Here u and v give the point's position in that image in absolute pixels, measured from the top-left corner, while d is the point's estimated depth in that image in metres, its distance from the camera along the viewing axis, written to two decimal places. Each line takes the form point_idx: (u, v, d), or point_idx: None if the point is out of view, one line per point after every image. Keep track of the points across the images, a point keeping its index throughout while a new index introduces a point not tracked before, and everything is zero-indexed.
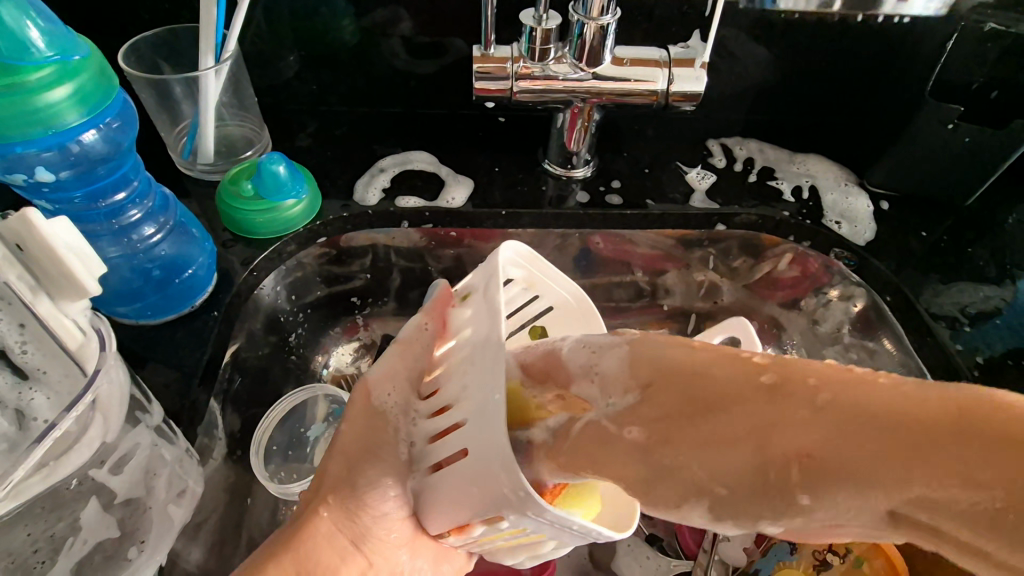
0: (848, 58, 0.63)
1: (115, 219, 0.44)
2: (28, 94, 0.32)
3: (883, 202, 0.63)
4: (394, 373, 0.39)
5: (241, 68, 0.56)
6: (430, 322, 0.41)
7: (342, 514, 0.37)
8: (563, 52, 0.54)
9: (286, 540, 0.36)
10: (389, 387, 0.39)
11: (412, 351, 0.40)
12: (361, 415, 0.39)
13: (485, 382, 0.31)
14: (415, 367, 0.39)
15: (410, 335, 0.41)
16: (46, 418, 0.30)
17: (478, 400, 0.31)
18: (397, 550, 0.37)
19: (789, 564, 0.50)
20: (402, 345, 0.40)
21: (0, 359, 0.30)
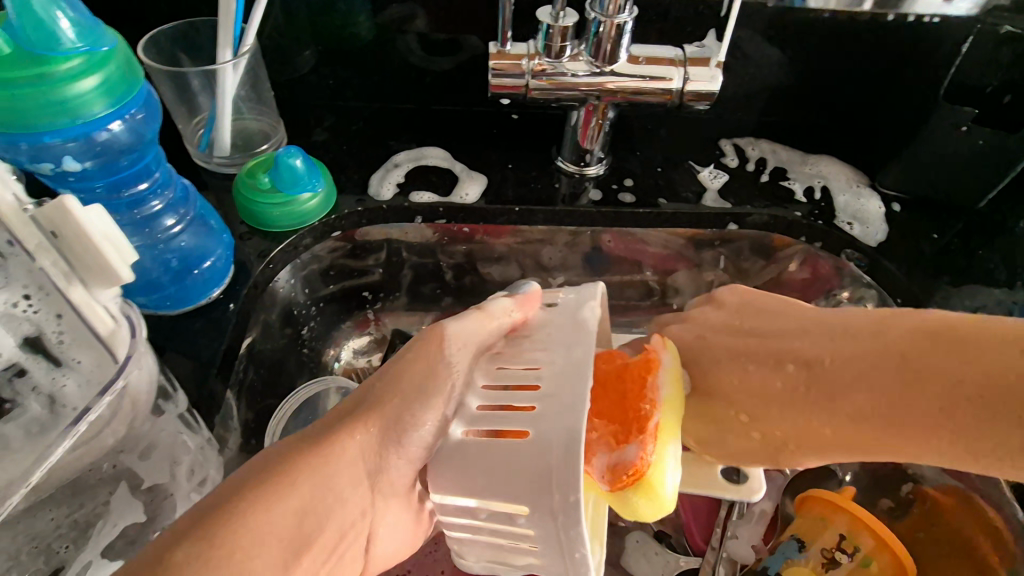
0: (862, 60, 0.63)
1: (136, 209, 0.45)
2: (58, 84, 0.33)
3: (894, 204, 0.63)
4: (470, 339, 0.38)
5: (259, 62, 0.57)
6: (516, 306, 0.40)
7: (373, 443, 0.35)
8: (579, 50, 0.54)
9: (314, 446, 0.33)
10: (458, 347, 0.37)
11: (491, 327, 0.39)
12: (426, 355, 0.37)
13: (575, 385, 0.32)
14: (482, 339, 0.38)
15: (493, 307, 0.39)
16: (76, 405, 0.31)
17: (559, 400, 0.32)
18: (391, 499, 0.37)
19: (797, 561, 0.50)
20: (483, 314, 0.39)
21: (36, 346, 0.30)
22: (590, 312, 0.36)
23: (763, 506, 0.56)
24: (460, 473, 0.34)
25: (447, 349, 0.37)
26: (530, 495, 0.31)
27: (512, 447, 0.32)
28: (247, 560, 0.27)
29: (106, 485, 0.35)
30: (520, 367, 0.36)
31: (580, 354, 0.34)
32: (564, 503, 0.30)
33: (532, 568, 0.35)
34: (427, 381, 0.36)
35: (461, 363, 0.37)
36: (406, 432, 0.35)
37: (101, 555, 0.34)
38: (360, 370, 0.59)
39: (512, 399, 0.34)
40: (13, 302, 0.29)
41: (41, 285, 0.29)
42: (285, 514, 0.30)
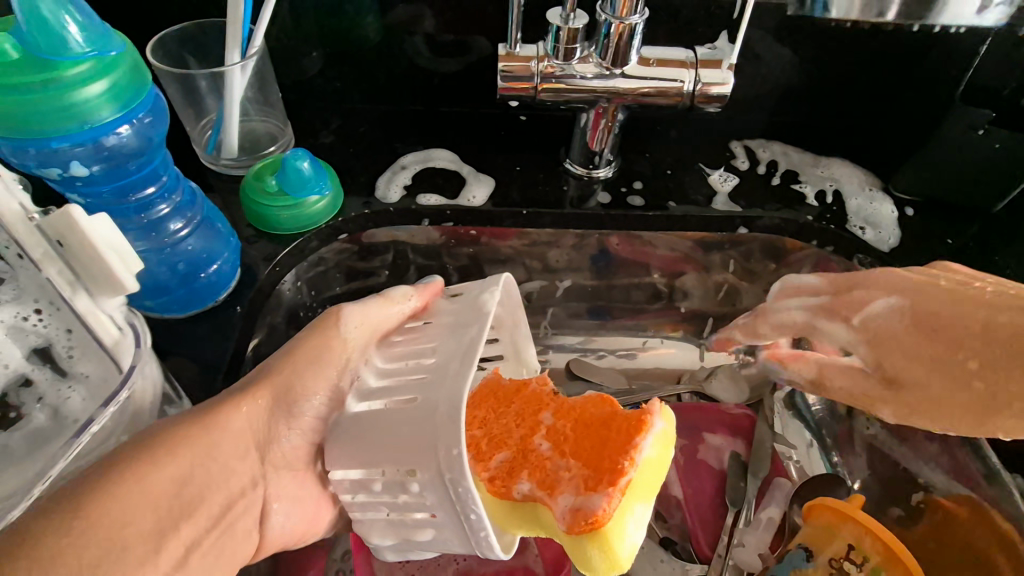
0: (875, 63, 0.62)
1: (144, 214, 0.45)
2: (67, 89, 0.33)
3: (907, 208, 0.62)
4: (369, 320, 0.40)
5: (266, 64, 0.56)
6: (416, 293, 0.43)
7: (262, 412, 0.36)
8: (589, 52, 0.53)
9: (203, 415, 0.33)
10: (358, 323, 0.40)
11: (390, 311, 0.41)
12: (321, 332, 0.39)
13: (465, 353, 0.34)
14: (380, 322, 0.41)
15: (395, 294, 0.42)
16: (78, 418, 0.31)
17: (449, 370, 0.33)
18: (283, 473, 0.37)
19: (803, 570, 0.49)
20: (384, 300, 0.42)
21: (46, 360, 0.31)
22: (490, 296, 0.38)
23: (770, 512, 0.55)
24: (354, 445, 0.35)
25: (344, 324, 0.39)
26: (417, 457, 0.31)
27: (403, 410, 0.33)
28: (121, 523, 0.27)
29: None
30: (416, 347, 0.38)
31: (473, 331, 0.35)
32: (451, 461, 0.30)
33: (432, 540, 0.36)
34: (325, 355, 0.38)
35: (360, 343, 0.40)
36: (302, 400, 0.37)
37: None
38: None
39: (405, 375, 0.36)
40: (24, 316, 0.30)
41: (51, 300, 0.29)
42: (168, 480, 0.30)
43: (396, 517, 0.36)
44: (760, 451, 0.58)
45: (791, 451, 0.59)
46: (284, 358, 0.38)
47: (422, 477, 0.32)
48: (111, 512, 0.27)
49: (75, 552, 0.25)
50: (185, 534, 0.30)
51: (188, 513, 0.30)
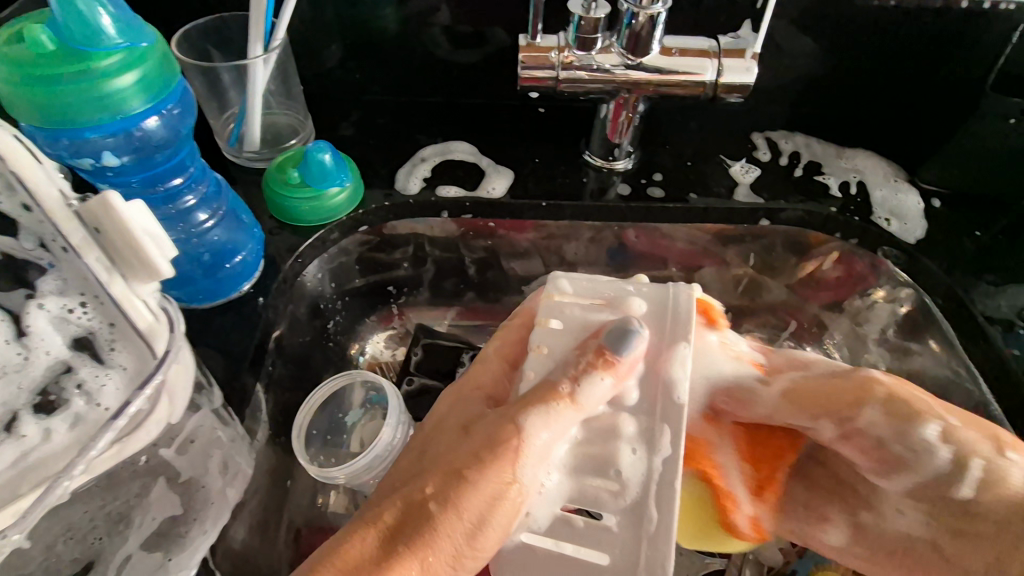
0: (903, 51, 0.60)
1: (171, 204, 0.46)
2: (99, 80, 0.33)
3: (934, 200, 0.61)
4: (552, 433, 0.33)
5: (288, 56, 0.57)
6: (609, 380, 0.33)
7: None
8: (610, 43, 0.53)
9: None
10: (544, 442, 0.33)
11: (570, 415, 0.33)
12: (497, 474, 0.33)
13: (661, 485, 0.32)
14: (562, 425, 0.33)
15: (579, 384, 0.33)
16: (109, 406, 0.31)
17: (649, 516, 0.32)
18: None
19: (827, 565, 0.50)
20: (569, 404, 0.33)
21: (91, 351, 0.32)
22: (680, 368, 0.33)
23: None
24: (526, 570, 0.35)
25: (525, 463, 0.33)
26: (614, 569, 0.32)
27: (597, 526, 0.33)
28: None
29: (141, 478, 0.36)
30: (607, 452, 0.33)
31: (676, 421, 0.33)
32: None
33: None
34: (497, 505, 0.33)
35: (536, 459, 0.34)
36: (479, 540, 0.33)
37: (140, 548, 0.36)
38: (386, 364, 0.59)
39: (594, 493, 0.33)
40: (69, 309, 0.31)
41: (95, 293, 0.30)
42: None
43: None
44: None
45: None
46: (455, 491, 0.33)
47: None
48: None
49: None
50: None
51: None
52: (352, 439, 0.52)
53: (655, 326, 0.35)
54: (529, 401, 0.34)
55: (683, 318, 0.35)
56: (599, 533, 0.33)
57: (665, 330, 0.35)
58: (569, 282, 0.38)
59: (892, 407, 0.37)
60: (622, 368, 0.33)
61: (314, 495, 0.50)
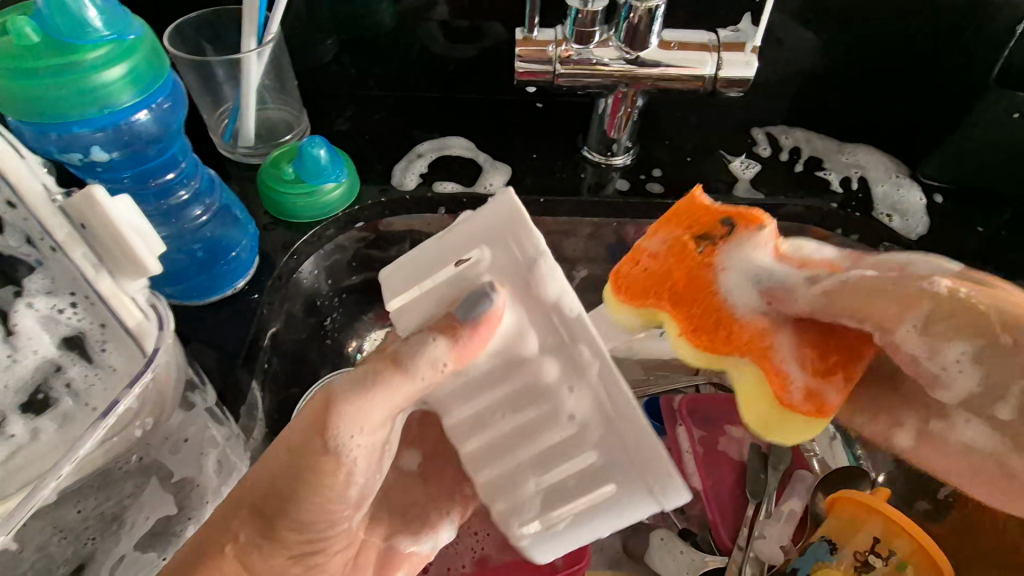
0: (904, 45, 0.60)
1: (163, 200, 0.45)
2: (88, 73, 0.33)
3: (937, 195, 0.61)
4: (370, 406, 0.29)
5: (282, 51, 0.56)
6: (449, 341, 0.28)
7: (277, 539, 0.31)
8: (609, 35, 0.52)
9: None
10: (354, 426, 0.29)
11: (409, 384, 0.29)
12: (314, 442, 0.29)
13: (612, 401, 0.29)
14: (398, 392, 0.29)
15: (411, 348, 0.29)
16: (96, 407, 0.31)
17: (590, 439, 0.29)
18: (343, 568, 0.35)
19: (828, 564, 0.49)
20: (399, 373, 0.29)
21: (81, 349, 0.31)
22: (553, 285, 0.29)
23: (792, 506, 0.53)
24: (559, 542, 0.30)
25: (342, 430, 0.29)
26: (620, 484, 0.29)
27: (568, 448, 0.29)
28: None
29: (135, 478, 0.36)
30: (494, 396, 0.30)
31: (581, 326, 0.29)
32: (655, 473, 0.28)
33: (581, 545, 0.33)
34: (329, 473, 0.30)
35: (375, 428, 0.30)
36: (300, 510, 0.31)
37: (134, 548, 0.36)
38: None
39: (536, 430, 0.30)
40: (59, 308, 0.31)
41: (85, 294, 0.30)
42: None
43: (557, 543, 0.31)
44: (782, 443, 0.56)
45: (813, 446, 0.58)
46: (301, 466, 0.30)
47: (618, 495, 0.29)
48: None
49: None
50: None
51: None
52: None
53: (492, 255, 0.30)
54: (355, 372, 0.29)
55: (524, 228, 0.29)
56: (584, 482, 0.29)
57: (506, 266, 0.30)
58: (391, 271, 0.32)
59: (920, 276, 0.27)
60: (463, 332, 0.28)
61: None
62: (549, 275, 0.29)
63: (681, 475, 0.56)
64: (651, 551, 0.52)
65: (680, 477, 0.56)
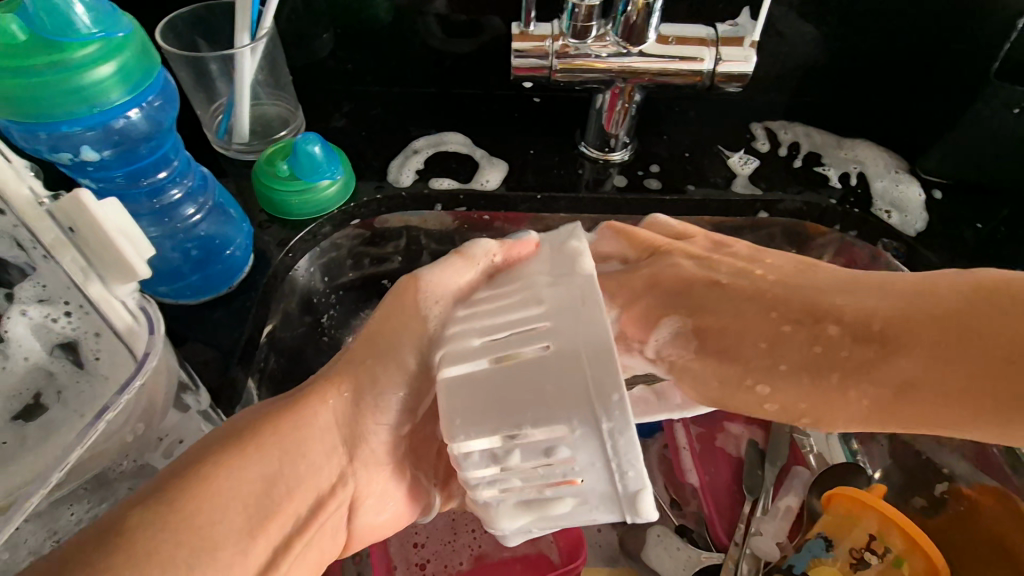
0: (904, 39, 0.59)
1: (156, 199, 0.45)
2: (75, 72, 0.32)
3: (936, 190, 0.60)
4: (446, 282, 0.36)
5: (276, 46, 0.55)
6: (500, 252, 0.38)
7: (349, 406, 0.34)
8: (605, 30, 0.51)
9: (287, 410, 0.32)
10: (436, 297, 0.36)
11: (473, 271, 0.37)
12: (404, 305, 0.36)
13: (585, 289, 0.30)
14: (458, 282, 0.37)
15: (475, 251, 0.38)
16: (82, 412, 0.31)
17: (577, 311, 0.30)
18: (372, 472, 0.35)
19: (823, 560, 0.49)
20: (465, 260, 0.37)
21: (74, 353, 0.31)
22: (578, 240, 0.35)
23: (788, 501, 0.54)
24: (480, 402, 0.29)
25: (424, 299, 0.36)
26: (560, 345, 0.29)
27: (534, 370, 0.28)
28: (213, 521, 0.28)
29: (126, 481, 0.35)
30: (494, 302, 0.34)
31: (585, 278, 0.31)
32: (605, 401, 0.27)
33: (571, 513, 0.30)
34: (407, 332, 0.35)
35: (448, 303, 0.36)
36: (380, 381, 0.35)
37: None
38: None
39: (511, 312, 0.32)
40: (53, 317, 0.31)
41: (79, 303, 0.30)
42: (253, 478, 0.30)
43: (533, 498, 0.30)
44: (778, 439, 0.57)
45: (810, 440, 0.58)
46: (394, 322, 0.36)
47: (572, 435, 0.27)
48: (198, 525, 0.27)
49: (164, 556, 0.26)
50: (270, 530, 0.30)
51: (292, 493, 0.31)
52: None
53: (547, 237, 0.37)
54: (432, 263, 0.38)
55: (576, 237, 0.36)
56: (526, 339, 0.30)
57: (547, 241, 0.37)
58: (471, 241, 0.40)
59: (608, 242, 0.42)
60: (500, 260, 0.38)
61: None
62: (584, 241, 0.35)
63: (679, 473, 0.57)
64: (647, 545, 0.52)
65: (679, 475, 0.57)
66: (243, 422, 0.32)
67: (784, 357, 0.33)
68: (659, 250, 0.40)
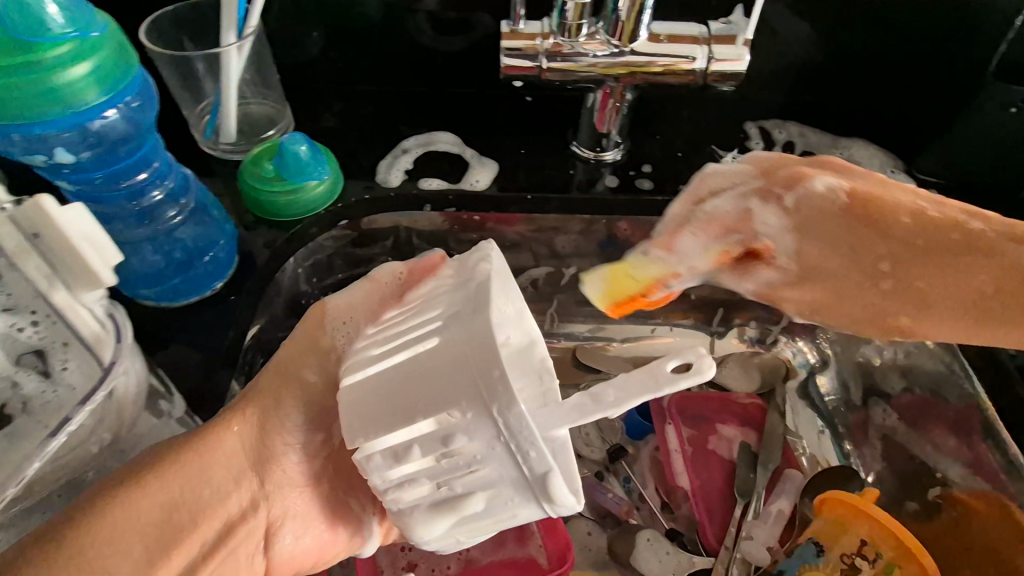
0: (902, 37, 0.58)
1: (135, 202, 0.44)
2: (49, 72, 0.32)
3: (932, 191, 0.59)
4: (351, 305, 0.40)
5: (263, 44, 0.55)
6: (406, 269, 0.40)
7: (254, 432, 0.36)
8: (596, 28, 0.51)
9: (182, 440, 0.34)
10: (344, 317, 0.40)
11: (380, 294, 0.40)
12: (308, 333, 0.39)
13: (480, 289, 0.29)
14: (373, 305, 0.40)
15: (382, 274, 0.40)
16: (49, 422, 0.30)
17: (462, 309, 0.29)
18: (286, 492, 0.37)
19: (813, 566, 0.49)
20: (371, 284, 0.40)
21: (42, 362, 0.31)
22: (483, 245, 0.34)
23: (780, 505, 0.53)
24: (378, 406, 0.29)
25: (331, 320, 0.39)
26: (449, 343, 0.28)
27: (423, 368, 0.28)
28: (111, 558, 0.28)
29: None
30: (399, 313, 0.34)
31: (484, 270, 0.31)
32: (487, 377, 0.26)
33: (488, 508, 0.28)
34: (313, 358, 0.39)
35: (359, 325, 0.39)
36: (283, 413, 0.37)
37: None
38: None
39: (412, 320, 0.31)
40: (18, 327, 0.30)
41: (46, 312, 0.29)
42: (154, 508, 0.30)
43: (445, 498, 0.29)
44: (772, 442, 0.56)
45: (802, 441, 0.57)
46: (306, 348, 0.39)
47: (465, 419, 0.26)
48: (95, 556, 0.28)
49: None
50: (179, 560, 0.30)
51: (203, 523, 0.32)
52: None
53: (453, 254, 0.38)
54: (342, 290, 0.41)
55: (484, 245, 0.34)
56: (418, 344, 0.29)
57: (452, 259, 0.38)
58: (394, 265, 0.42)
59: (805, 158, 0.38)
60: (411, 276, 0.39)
61: None
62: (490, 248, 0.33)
63: (669, 476, 0.56)
64: (637, 549, 0.52)
65: (668, 477, 0.56)
66: (156, 450, 0.33)
67: (977, 273, 0.32)
68: (850, 166, 0.37)
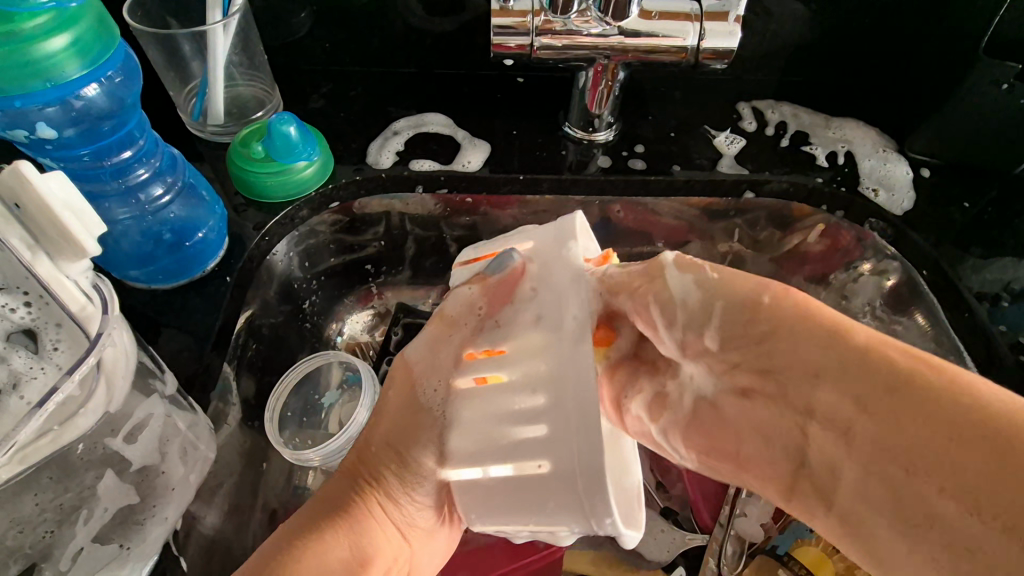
0: (894, 14, 0.58)
1: (121, 179, 0.43)
2: (28, 43, 0.31)
3: (924, 169, 0.59)
4: (433, 352, 0.38)
5: (250, 24, 0.54)
6: (476, 294, 0.37)
7: (390, 499, 0.39)
8: (587, 5, 0.50)
9: (337, 511, 0.38)
10: (432, 380, 0.37)
11: (455, 335, 0.37)
12: (403, 401, 0.38)
13: (573, 385, 0.30)
14: (451, 348, 0.37)
15: (454, 310, 0.37)
16: (30, 400, 0.29)
17: (567, 410, 0.30)
18: (421, 536, 0.40)
19: (807, 541, 0.49)
20: (445, 324, 0.38)
21: (31, 339, 0.31)
22: (575, 280, 0.33)
23: None
24: (487, 508, 0.34)
25: (415, 386, 0.38)
26: (553, 463, 0.30)
27: (534, 484, 0.31)
28: None
29: (94, 469, 0.36)
30: (500, 368, 0.33)
31: (576, 325, 0.31)
32: (589, 505, 0.30)
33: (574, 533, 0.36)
34: (420, 432, 0.37)
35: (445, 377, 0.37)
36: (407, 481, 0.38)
37: (93, 540, 0.36)
38: (364, 345, 0.58)
39: (510, 395, 0.32)
40: (9, 307, 0.30)
41: (38, 291, 0.30)
42: (332, 566, 0.35)
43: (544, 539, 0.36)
44: None
45: None
46: (404, 422, 0.38)
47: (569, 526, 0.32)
48: None
49: None
50: None
51: (374, 560, 0.37)
52: (328, 419, 0.51)
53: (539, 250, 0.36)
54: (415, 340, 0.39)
55: (569, 267, 0.34)
56: (521, 448, 0.31)
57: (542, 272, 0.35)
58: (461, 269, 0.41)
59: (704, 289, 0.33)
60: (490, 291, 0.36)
61: (289, 479, 0.48)
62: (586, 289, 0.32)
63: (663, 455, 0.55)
64: None
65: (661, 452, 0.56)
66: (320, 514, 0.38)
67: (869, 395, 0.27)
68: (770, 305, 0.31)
